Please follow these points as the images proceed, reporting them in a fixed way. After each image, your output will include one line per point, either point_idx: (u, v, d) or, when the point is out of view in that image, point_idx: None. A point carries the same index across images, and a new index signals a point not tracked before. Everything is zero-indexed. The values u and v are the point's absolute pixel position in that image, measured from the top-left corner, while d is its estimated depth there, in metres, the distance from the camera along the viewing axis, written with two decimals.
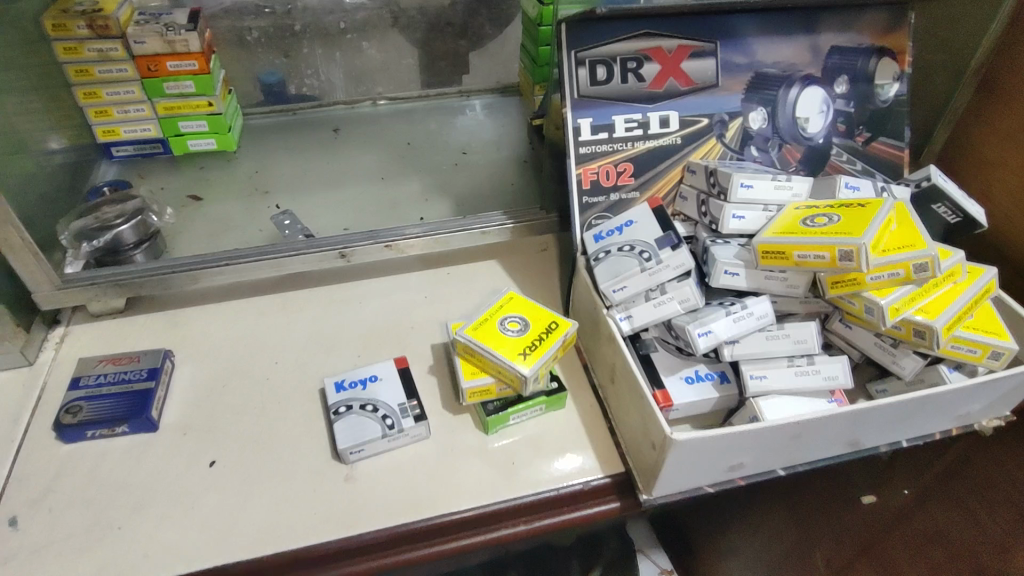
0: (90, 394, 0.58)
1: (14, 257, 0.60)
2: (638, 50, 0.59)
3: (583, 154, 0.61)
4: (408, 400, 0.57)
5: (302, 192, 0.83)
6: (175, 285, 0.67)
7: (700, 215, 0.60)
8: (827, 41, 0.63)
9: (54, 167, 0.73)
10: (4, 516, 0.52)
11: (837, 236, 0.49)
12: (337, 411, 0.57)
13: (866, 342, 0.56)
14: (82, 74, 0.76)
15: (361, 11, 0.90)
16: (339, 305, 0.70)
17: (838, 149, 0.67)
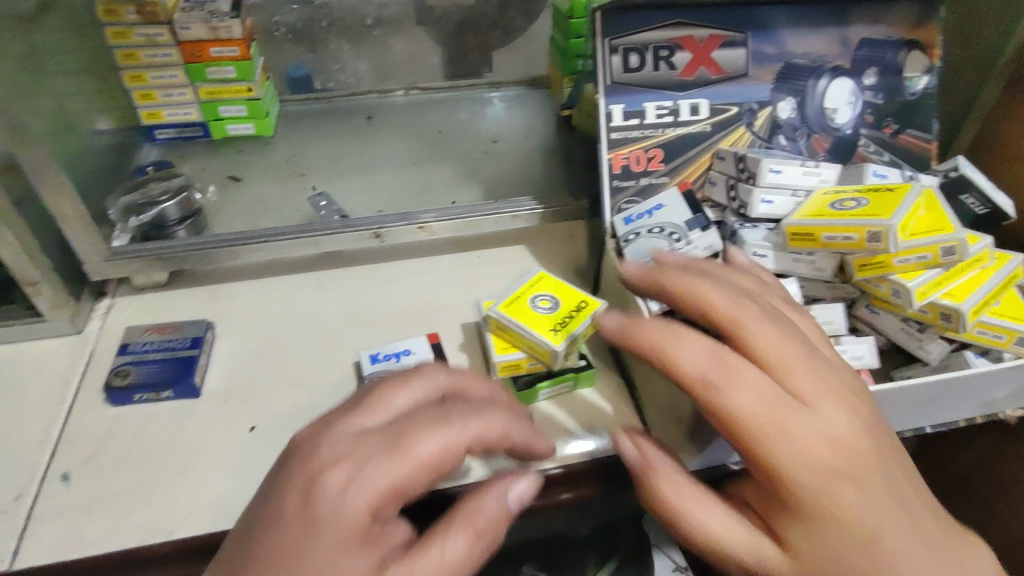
0: (136, 360, 0.61)
1: (67, 227, 0.63)
2: (669, 39, 0.61)
3: (615, 139, 0.63)
4: None
5: (337, 175, 0.85)
6: (216, 261, 0.69)
7: (728, 199, 0.62)
8: (857, 33, 0.65)
9: (102, 147, 0.76)
10: (57, 472, 0.55)
11: (867, 217, 0.51)
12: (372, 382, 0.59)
13: (892, 327, 0.57)
14: (129, 58, 0.78)
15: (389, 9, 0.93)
16: (372, 283, 0.72)
17: (866, 140, 0.68)
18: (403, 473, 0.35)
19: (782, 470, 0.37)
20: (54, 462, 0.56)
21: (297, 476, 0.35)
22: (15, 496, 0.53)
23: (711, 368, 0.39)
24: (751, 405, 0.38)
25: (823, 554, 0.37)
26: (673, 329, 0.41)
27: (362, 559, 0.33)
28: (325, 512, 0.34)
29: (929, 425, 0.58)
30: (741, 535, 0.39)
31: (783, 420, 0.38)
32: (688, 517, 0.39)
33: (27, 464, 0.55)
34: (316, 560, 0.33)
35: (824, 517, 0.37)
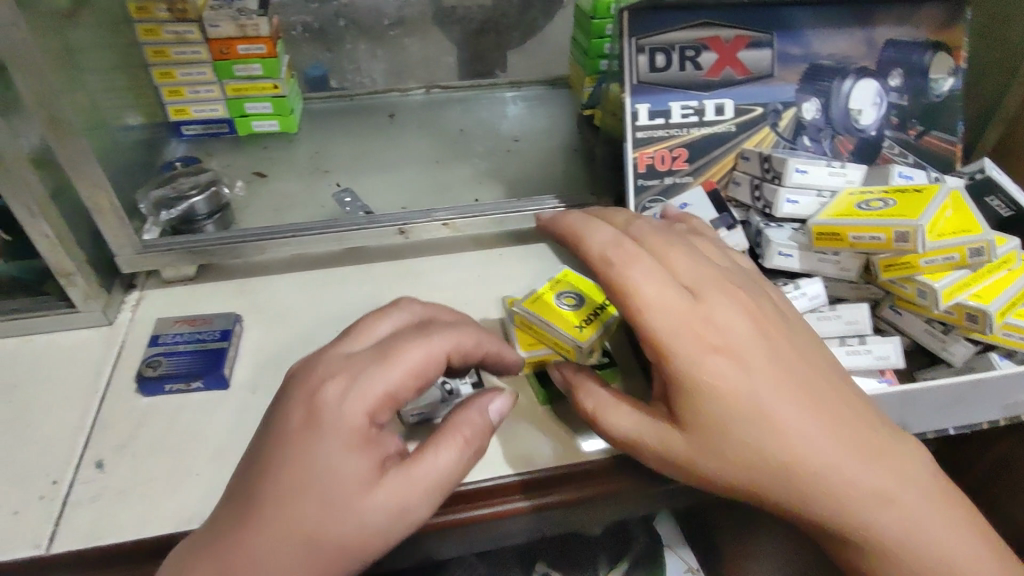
0: (168, 351, 0.63)
1: (102, 218, 0.64)
2: (695, 39, 0.61)
3: (640, 138, 0.63)
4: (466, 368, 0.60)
5: (361, 172, 0.86)
6: (244, 255, 0.71)
7: (754, 199, 0.63)
8: (882, 35, 0.65)
9: (133, 142, 0.77)
10: (92, 459, 0.56)
11: (895, 218, 0.51)
12: None
13: (916, 329, 0.57)
14: (159, 55, 0.80)
15: (406, 10, 0.90)
16: (396, 279, 0.73)
17: (890, 141, 0.68)
18: (391, 382, 0.42)
19: (667, 354, 0.44)
20: (88, 450, 0.57)
21: (301, 392, 0.43)
22: (52, 482, 0.54)
23: (609, 275, 0.46)
24: (644, 302, 0.44)
25: (709, 426, 0.44)
26: (580, 243, 0.48)
27: (364, 461, 0.40)
28: (328, 420, 0.41)
29: (955, 428, 0.57)
30: (645, 421, 0.46)
31: (672, 312, 0.44)
32: (603, 415, 0.48)
33: (62, 451, 0.57)
34: (327, 460, 0.40)
35: (705, 390, 0.43)
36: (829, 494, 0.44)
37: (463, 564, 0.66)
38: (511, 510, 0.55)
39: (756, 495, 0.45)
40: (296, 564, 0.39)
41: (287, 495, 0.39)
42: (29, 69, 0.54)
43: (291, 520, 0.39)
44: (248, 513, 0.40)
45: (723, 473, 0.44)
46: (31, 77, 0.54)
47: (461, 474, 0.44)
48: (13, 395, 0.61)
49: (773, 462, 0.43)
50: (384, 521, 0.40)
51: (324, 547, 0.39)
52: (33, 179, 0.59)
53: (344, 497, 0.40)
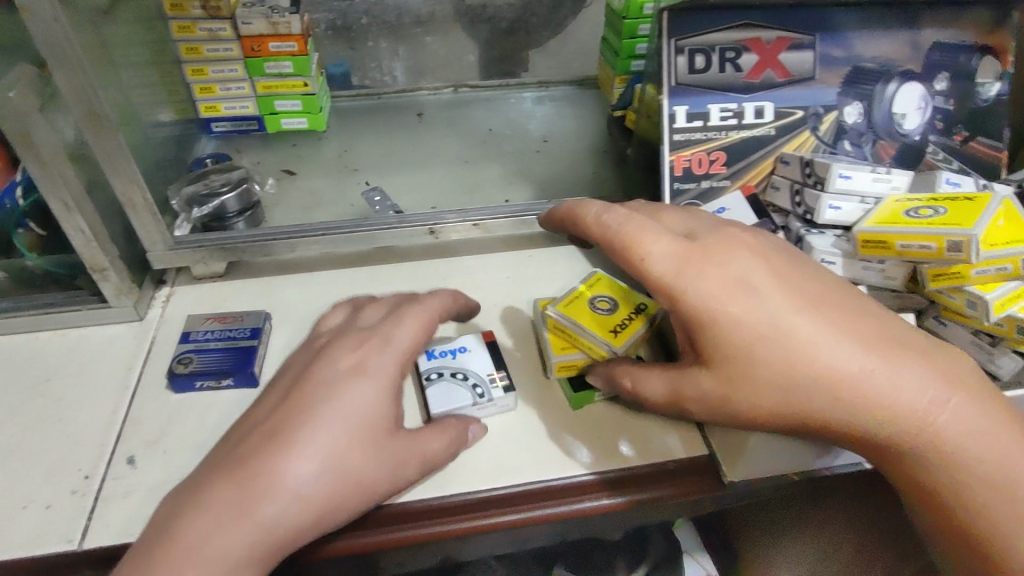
0: (198, 347, 0.63)
1: (135, 214, 0.65)
2: (736, 40, 0.60)
3: (677, 141, 0.62)
4: (497, 370, 0.59)
5: (390, 171, 0.86)
6: (274, 252, 0.71)
7: (793, 205, 0.62)
8: (928, 37, 0.62)
9: (165, 138, 0.78)
10: (124, 455, 0.56)
11: (947, 227, 0.51)
12: (428, 377, 0.58)
13: (961, 341, 0.56)
14: (192, 52, 0.80)
15: (428, 7, 0.90)
16: (425, 279, 0.73)
17: (934, 147, 0.66)
18: (416, 340, 0.51)
19: (679, 296, 0.45)
20: (119, 445, 0.57)
21: (343, 348, 0.50)
22: (83, 477, 0.55)
23: (612, 236, 0.49)
24: (646, 253, 0.46)
25: (735, 358, 0.45)
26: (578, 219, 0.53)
27: (389, 410, 0.47)
28: (370, 368, 0.48)
29: None
30: (678, 371, 0.48)
31: (675, 259, 0.46)
32: (639, 380, 0.51)
33: (94, 446, 0.57)
34: (362, 400, 0.46)
35: (724, 323, 0.44)
36: (872, 406, 0.44)
37: (486, 565, 0.66)
38: (534, 519, 0.53)
39: (798, 422, 0.46)
40: (315, 490, 0.43)
41: (324, 427, 0.44)
42: (67, 65, 0.54)
43: (323, 449, 0.44)
44: (284, 441, 0.44)
45: (759, 403, 0.45)
46: (69, 72, 0.54)
47: (447, 455, 0.51)
48: (47, 389, 0.61)
49: (807, 382, 0.44)
50: (389, 472, 0.46)
51: (343, 480, 0.44)
52: (69, 174, 0.59)
53: (370, 435, 0.45)
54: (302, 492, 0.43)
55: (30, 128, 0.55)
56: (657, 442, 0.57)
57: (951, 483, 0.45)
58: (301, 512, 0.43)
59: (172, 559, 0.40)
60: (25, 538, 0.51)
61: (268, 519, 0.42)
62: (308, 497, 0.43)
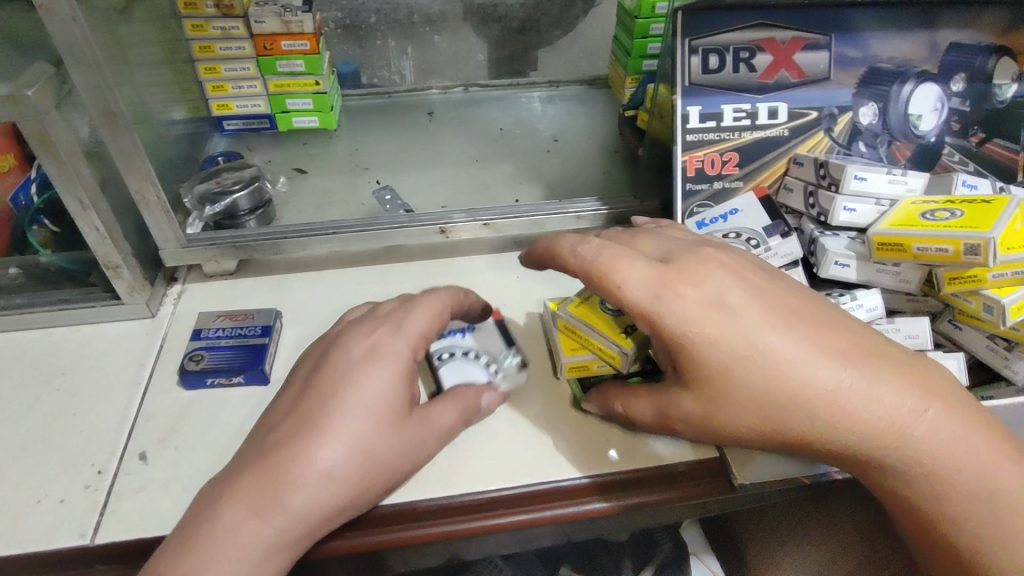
0: (210, 345, 0.63)
1: (148, 212, 0.65)
2: (751, 40, 0.59)
3: (690, 141, 0.62)
4: (507, 349, 0.61)
5: (400, 170, 0.86)
6: (285, 250, 0.71)
7: (807, 206, 0.62)
8: (946, 37, 0.61)
9: (176, 136, 0.78)
10: (135, 450, 0.56)
11: (964, 230, 0.50)
12: (440, 357, 0.58)
13: (976, 344, 0.56)
14: (204, 50, 0.80)
15: (437, 6, 0.89)
16: (435, 278, 0.73)
17: (950, 148, 0.65)
18: (430, 324, 0.51)
19: (657, 320, 0.44)
20: (131, 441, 0.57)
21: (358, 334, 0.50)
22: (96, 472, 0.55)
23: (592, 266, 0.48)
24: (619, 280, 0.45)
25: (717, 380, 0.44)
26: (554, 255, 0.52)
27: (407, 390, 0.47)
28: (385, 350, 0.48)
29: None
30: (664, 392, 0.48)
31: (650, 283, 0.45)
32: (631, 404, 0.52)
33: (106, 441, 0.57)
34: (383, 383, 0.46)
35: (704, 346, 0.43)
36: (858, 425, 0.43)
37: (492, 564, 0.66)
38: (543, 519, 0.53)
39: (784, 442, 0.45)
40: (343, 472, 0.44)
41: (347, 413, 0.45)
42: (83, 63, 0.54)
43: (348, 433, 0.44)
44: (309, 431, 0.44)
45: (745, 425, 0.45)
46: (85, 70, 0.55)
47: (462, 425, 0.52)
48: (60, 384, 0.62)
49: (792, 404, 0.43)
50: (411, 448, 0.47)
51: (369, 461, 0.45)
52: (85, 171, 0.59)
53: (391, 415, 0.46)
54: (331, 475, 0.44)
55: (47, 126, 0.55)
56: (668, 443, 0.57)
57: (931, 499, 0.44)
58: (333, 494, 0.44)
59: (202, 553, 0.41)
60: (39, 532, 0.51)
61: (303, 505, 0.43)
62: (337, 481, 0.44)
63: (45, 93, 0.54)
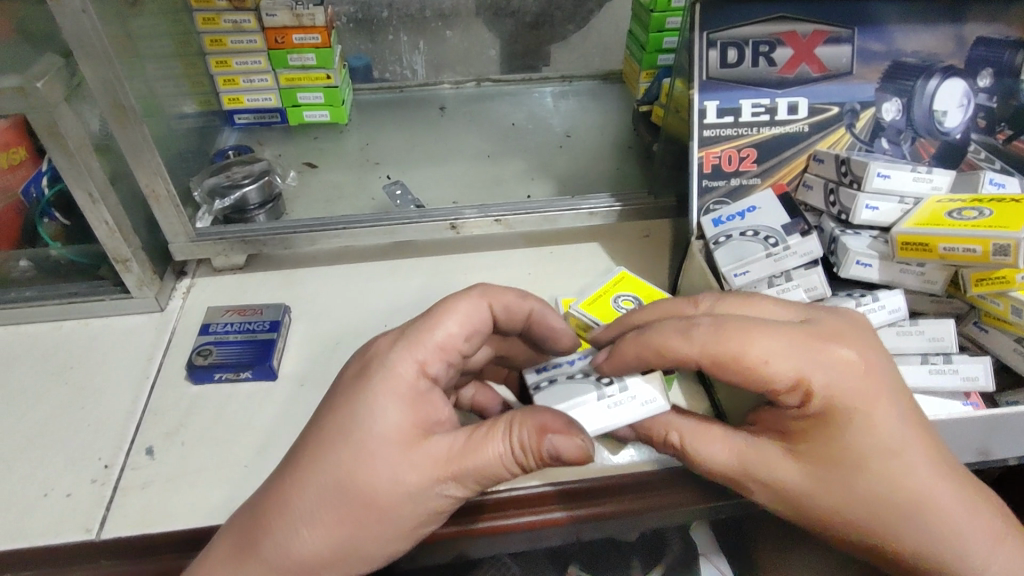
0: (218, 340, 0.62)
1: (158, 206, 0.64)
2: (772, 33, 0.58)
3: (707, 137, 0.61)
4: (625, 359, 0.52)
5: (411, 164, 0.85)
6: (295, 245, 0.70)
7: (827, 204, 0.60)
8: (973, 31, 0.59)
9: (186, 130, 0.78)
10: (143, 445, 0.56)
11: (993, 229, 0.49)
12: (538, 385, 0.50)
13: (1004, 348, 0.54)
14: (216, 43, 0.80)
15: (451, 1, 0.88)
16: (445, 274, 0.72)
17: (976, 145, 0.63)
18: (446, 331, 0.46)
19: (805, 390, 0.42)
20: (138, 435, 0.57)
21: (371, 346, 0.46)
22: (103, 467, 0.55)
23: (708, 346, 0.43)
24: (767, 349, 0.42)
25: (841, 461, 0.43)
26: (641, 340, 0.45)
27: (405, 419, 0.42)
28: (377, 372, 0.43)
29: None
30: (754, 460, 0.45)
31: (807, 352, 0.42)
32: (691, 452, 0.47)
33: (113, 436, 0.57)
34: (367, 410, 0.42)
35: (842, 424, 0.42)
36: (949, 538, 0.44)
37: (500, 564, 0.61)
38: (553, 520, 0.55)
39: (873, 534, 0.45)
40: (325, 510, 0.41)
41: (327, 445, 0.41)
42: (92, 56, 0.54)
43: (327, 470, 0.41)
44: (293, 463, 0.42)
45: (852, 511, 0.44)
46: (95, 63, 0.54)
47: (506, 468, 0.42)
48: (69, 377, 0.62)
49: (899, 498, 0.43)
50: (416, 490, 0.41)
51: (352, 502, 0.41)
52: (94, 165, 0.59)
53: (377, 451, 0.41)
54: (312, 516, 0.41)
55: (57, 118, 0.55)
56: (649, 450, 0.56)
57: None
58: (318, 536, 0.41)
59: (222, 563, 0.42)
60: (45, 526, 0.51)
61: (284, 546, 0.41)
62: (323, 522, 0.41)
63: (55, 86, 0.54)
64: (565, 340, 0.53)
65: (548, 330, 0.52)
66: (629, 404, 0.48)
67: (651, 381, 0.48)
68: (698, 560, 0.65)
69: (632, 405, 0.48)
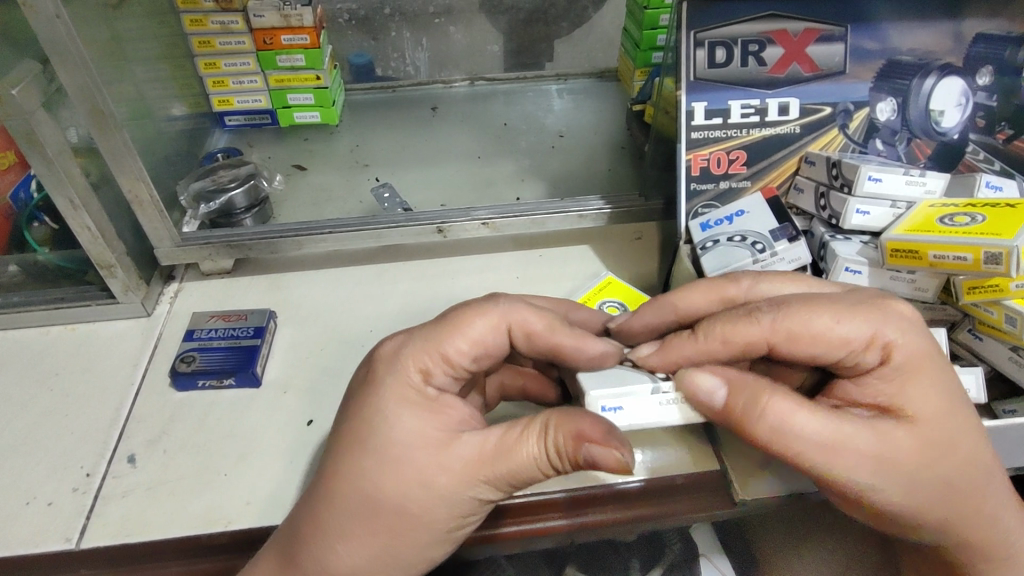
0: (202, 346, 0.62)
1: (142, 212, 0.64)
2: (761, 32, 0.56)
3: (695, 140, 0.60)
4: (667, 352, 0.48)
5: (401, 166, 0.85)
6: (281, 250, 0.69)
7: (818, 208, 0.59)
8: (972, 28, 0.57)
9: (175, 133, 0.78)
10: (124, 452, 0.56)
11: (985, 237, 0.48)
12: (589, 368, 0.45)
13: (998, 357, 0.53)
14: (204, 45, 0.79)
15: None
16: (432, 278, 0.71)
17: (974, 146, 0.61)
18: (452, 349, 0.43)
19: (878, 346, 0.41)
20: (121, 442, 0.57)
21: (380, 352, 0.45)
22: (85, 475, 0.55)
23: (777, 323, 0.41)
24: (835, 312, 0.41)
25: (933, 428, 0.40)
26: (702, 336, 0.43)
27: (427, 423, 0.41)
28: (388, 372, 0.43)
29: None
30: (866, 436, 0.39)
31: (872, 312, 0.42)
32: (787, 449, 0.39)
33: (96, 443, 0.57)
34: (385, 418, 0.41)
35: (926, 383, 0.41)
36: (1000, 497, 0.44)
37: (496, 566, 0.59)
38: (540, 530, 0.52)
39: (953, 510, 0.42)
40: (354, 523, 0.40)
41: (350, 458, 0.40)
42: (69, 62, 0.53)
43: (352, 484, 0.40)
44: (321, 484, 0.42)
45: (941, 481, 0.41)
46: (71, 69, 0.54)
47: (541, 470, 0.41)
48: (54, 383, 0.62)
49: (977, 466, 0.42)
50: (448, 492, 0.40)
51: (383, 512, 0.40)
52: (74, 171, 0.58)
53: (401, 459, 0.40)
54: (345, 531, 0.40)
55: (34, 125, 0.54)
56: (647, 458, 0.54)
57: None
58: (353, 550, 0.40)
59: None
60: (25, 536, 0.51)
61: (322, 563, 0.40)
62: (357, 534, 0.40)
63: (31, 92, 0.54)
64: (610, 363, 0.45)
65: (583, 359, 0.45)
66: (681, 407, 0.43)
67: None
68: (698, 560, 0.61)
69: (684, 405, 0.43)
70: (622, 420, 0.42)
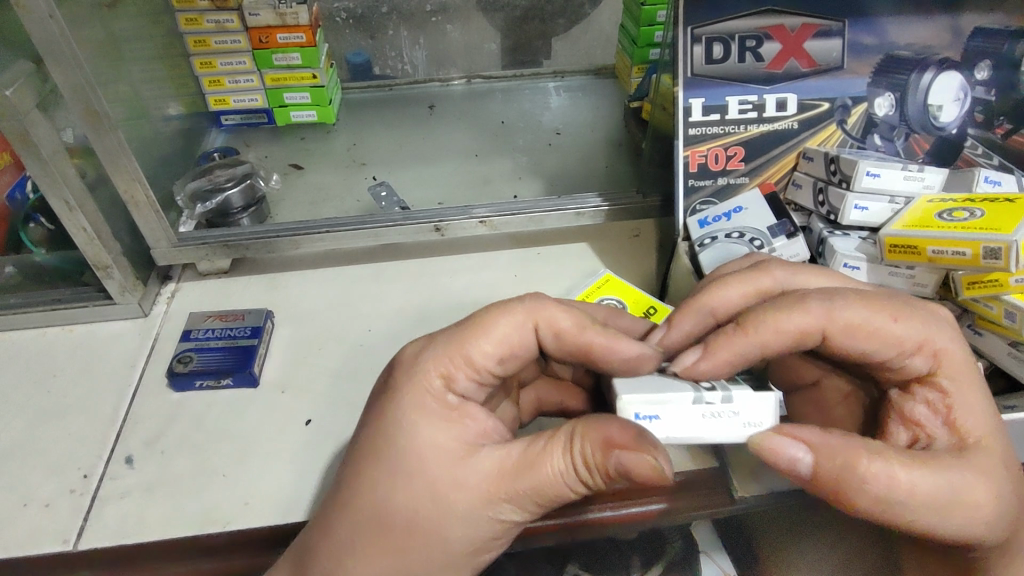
0: (199, 346, 0.62)
1: (138, 211, 0.63)
2: (758, 27, 0.55)
3: (693, 136, 0.59)
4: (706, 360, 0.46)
5: (399, 164, 0.84)
6: (278, 249, 0.69)
7: (816, 203, 0.60)
8: (970, 22, 0.56)
9: (171, 132, 0.78)
10: (122, 454, 0.56)
11: (983, 232, 0.47)
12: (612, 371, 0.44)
13: (999, 352, 0.53)
14: (200, 44, 0.79)
15: None
16: (430, 277, 0.71)
17: (973, 141, 0.61)
18: (475, 351, 0.43)
19: (922, 355, 0.41)
20: (119, 443, 0.57)
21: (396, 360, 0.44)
22: (83, 476, 0.54)
23: (834, 313, 0.41)
24: (888, 311, 0.41)
25: (1001, 440, 0.40)
26: (753, 330, 0.42)
27: (445, 435, 0.40)
28: (404, 380, 0.42)
29: None
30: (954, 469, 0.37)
31: (915, 322, 0.41)
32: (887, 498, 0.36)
33: (94, 444, 0.57)
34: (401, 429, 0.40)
35: (975, 391, 0.41)
36: None
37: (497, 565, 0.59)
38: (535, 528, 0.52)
39: None
40: (367, 541, 0.39)
41: (363, 467, 0.40)
42: (63, 62, 0.53)
43: (365, 495, 0.40)
44: (337, 493, 0.41)
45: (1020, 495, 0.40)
46: (65, 69, 0.53)
47: (569, 486, 0.39)
48: (51, 385, 0.62)
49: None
50: (467, 509, 0.39)
51: (393, 526, 0.39)
52: (69, 171, 0.58)
53: (415, 469, 0.39)
54: (357, 546, 0.40)
55: (28, 126, 0.54)
56: None
57: None
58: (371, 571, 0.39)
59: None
60: (23, 538, 0.51)
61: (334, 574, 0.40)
62: (371, 552, 0.39)
63: (25, 93, 0.53)
64: (646, 369, 0.44)
65: (620, 361, 0.43)
66: (728, 421, 0.38)
67: (767, 400, 0.38)
68: (699, 557, 0.59)
69: (732, 420, 0.38)
70: (659, 430, 0.37)
